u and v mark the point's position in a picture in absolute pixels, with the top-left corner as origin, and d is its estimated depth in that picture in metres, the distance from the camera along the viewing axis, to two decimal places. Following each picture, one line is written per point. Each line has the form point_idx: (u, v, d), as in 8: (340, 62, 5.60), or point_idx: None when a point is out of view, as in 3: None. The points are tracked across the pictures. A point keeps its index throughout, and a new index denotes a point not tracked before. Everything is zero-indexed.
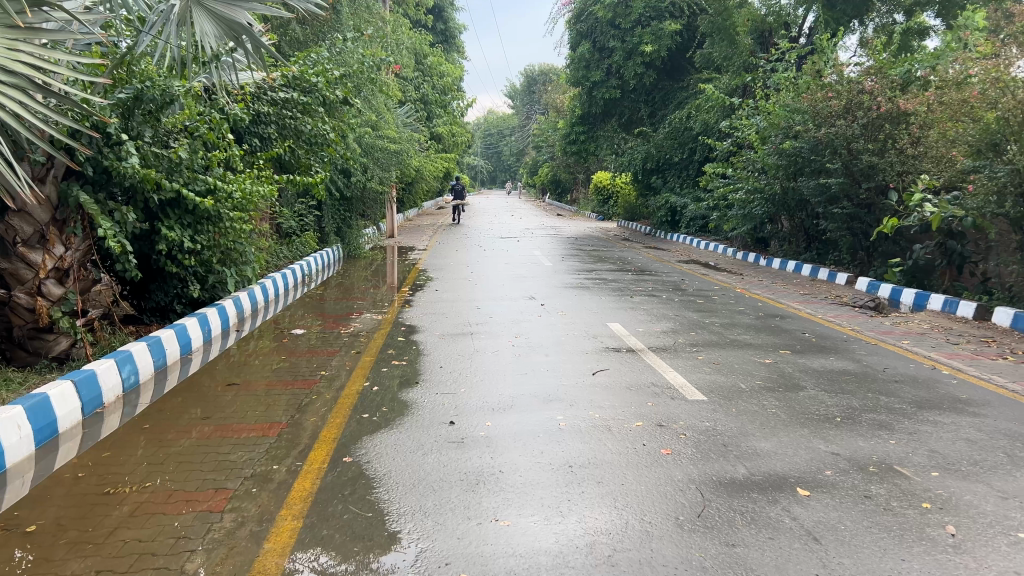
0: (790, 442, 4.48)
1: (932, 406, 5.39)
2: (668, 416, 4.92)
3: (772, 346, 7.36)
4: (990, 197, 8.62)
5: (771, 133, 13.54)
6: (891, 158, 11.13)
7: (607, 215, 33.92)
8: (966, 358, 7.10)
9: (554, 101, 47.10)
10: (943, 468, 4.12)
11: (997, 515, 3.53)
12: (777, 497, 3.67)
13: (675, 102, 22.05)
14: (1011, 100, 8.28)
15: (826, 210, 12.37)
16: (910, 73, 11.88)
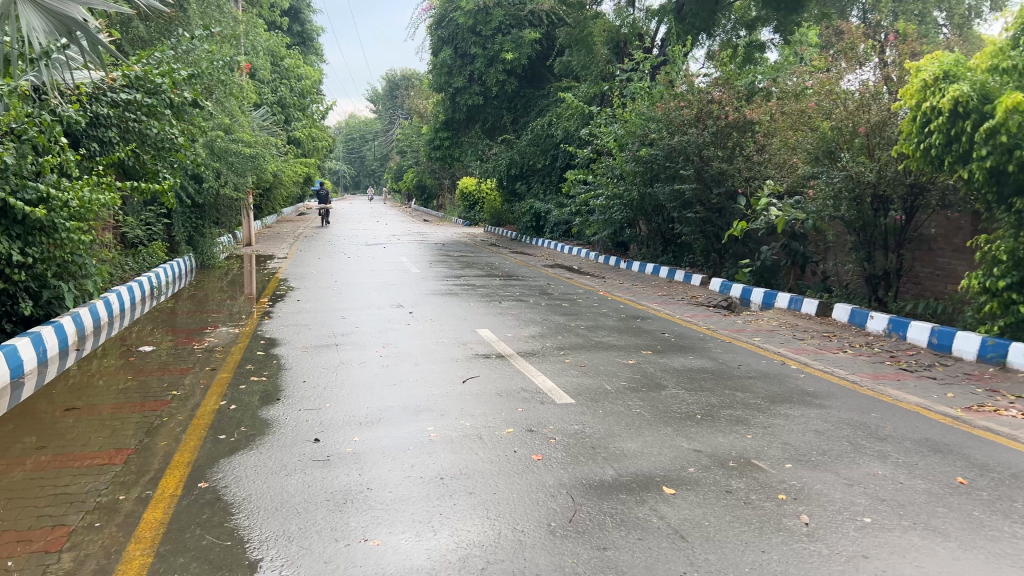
0: (655, 441, 4.59)
1: (783, 400, 5.69)
2: (537, 421, 4.93)
3: (635, 346, 7.56)
4: (827, 201, 9.20)
5: (628, 140, 13.98)
6: (739, 164, 11.76)
7: (472, 221, 34.12)
8: (812, 353, 7.55)
9: (416, 106, 46.88)
10: (795, 459, 4.34)
11: (844, 501, 3.75)
12: (645, 496, 3.74)
13: (537, 110, 22.52)
14: (843, 111, 8.94)
15: (681, 214, 12.87)
16: (754, 85, 12.60)
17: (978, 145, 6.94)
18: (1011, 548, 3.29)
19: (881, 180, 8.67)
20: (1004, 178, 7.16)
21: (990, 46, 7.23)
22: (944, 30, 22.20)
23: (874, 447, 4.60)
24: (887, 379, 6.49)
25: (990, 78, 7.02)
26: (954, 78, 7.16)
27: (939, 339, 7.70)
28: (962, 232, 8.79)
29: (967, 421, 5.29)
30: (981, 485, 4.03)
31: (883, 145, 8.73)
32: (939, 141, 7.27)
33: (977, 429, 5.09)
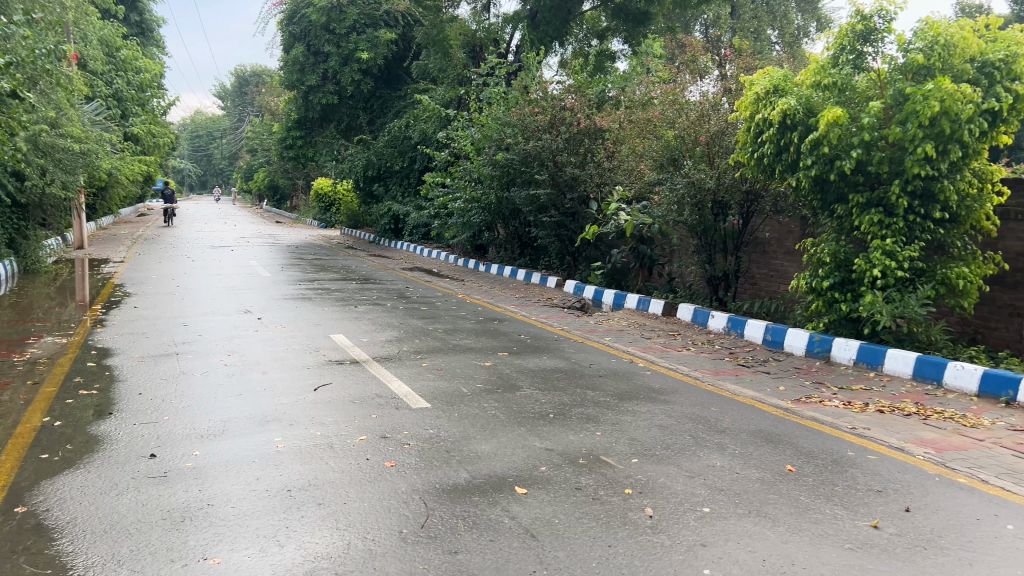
0: (508, 441, 4.64)
1: (631, 397, 5.90)
2: (391, 427, 4.87)
3: (491, 348, 7.63)
4: (671, 207, 9.65)
5: (484, 144, 14.11)
6: (590, 170, 12.04)
7: (329, 223, 33.36)
8: (658, 351, 7.88)
9: (266, 103, 45.32)
10: (641, 454, 4.51)
11: (686, 493, 3.93)
12: (497, 497, 3.77)
13: (394, 111, 22.35)
14: (686, 120, 9.38)
15: (536, 217, 13.09)
16: (604, 93, 13.03)
17: (804, 154, 7.47)
18: (832, 528, 3.56)
19: (720, 187, 9.18)
20: (827, 186, 7.73)
21: (814, 63, 7.81)
22: (776, 46, 23.77)
23: (713, 440, 4.85)
24: (726, 374, 6.87)
25: (814, 93, 7.60)
26: (783, 92, 7.70)
27: (772, 336, 8.25)
28: (793, 236, 9.43)
29: (796, 412, 5.69)
30: (807, 471, 4.35)
31: (721, 154, 9.24)
32: (771, 150, 7.77)
33: (805, 420, 5.48)
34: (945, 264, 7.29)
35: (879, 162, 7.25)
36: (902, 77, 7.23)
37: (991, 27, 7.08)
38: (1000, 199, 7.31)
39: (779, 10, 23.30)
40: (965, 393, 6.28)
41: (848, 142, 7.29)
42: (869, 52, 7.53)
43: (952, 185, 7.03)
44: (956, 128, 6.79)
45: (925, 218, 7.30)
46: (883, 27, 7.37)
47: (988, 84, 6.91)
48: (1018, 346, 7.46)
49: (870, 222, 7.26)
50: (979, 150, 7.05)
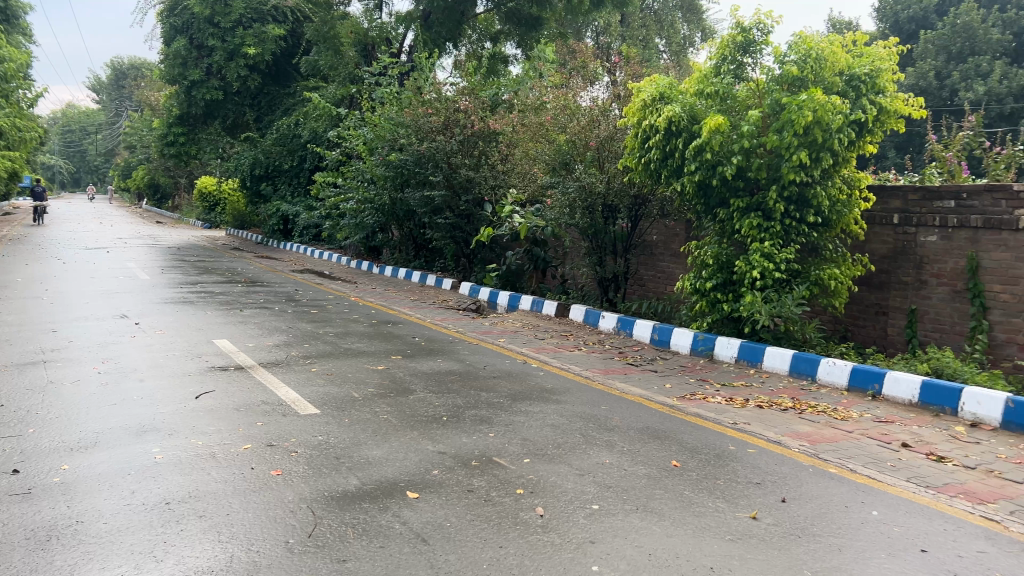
0: (400, 446, 4.59)
1: (524, 397, 5.94)
2: (278, 435, 4.73)
3: (383, 352, 7.53)
4: (563, 210, 9.76)
5: (377, 144, 13.95)
6: (484, 172, 12.12)
7: (214, 223, 32.15)
8: (550, 351, 7.98)
9: (146, 97, 43.26)
10: (533, 454, 4.55)
11: (576, 491, 3.99)
12: (387, 503, 3.72)
13: (283, 109, 21.78)
14: (578, 125, 9.56)
15: (430, 219, 13.02)
16: (497, 96, 13.10)
17: (689, 160, 7.74)
18: (714, 520, 3.69)
19: (610, 191, 9.40)
20: (710, 191, 8.03)
21: (698, 72, 8.09)
22: (664, 55, 24.46)
23: (603, 438, 4.96)
24: (616, 373, 7.03)
25: (697, 101, 7.88)
26: (669, 99, 7.95)
27: (660, 335, 8.49)
28: (678, 239, 9.89)
29: (682, 409, 5.88)
30: (692, 466, 4.50)
31: (611, 159, 9.45)
32: (657, 156, 8.00)
33: (690, 416, 5.68)
34: (818, 265, 7.71)
35: (758, 168, 7.58)
36: (779, 87, 7.58)
37: (858, 43, 7.53)
38: (867, 204, 7.80)
39: (666, 19, 24.06)
40: (837, 387, 6.65)
41: (729, 149, 7.59)
42: (748, 63, 7.87)
43: (823, 191, 7.45)
44: (827, 137, 7.19)
45: (800, 223, 7.68)
46: (762, 39, 7.71)
47: (855, 96, 7.36)
48: (883, 342, 7.98)
49: (750, 225, 7.58)
50: (847, 158, 7.50)
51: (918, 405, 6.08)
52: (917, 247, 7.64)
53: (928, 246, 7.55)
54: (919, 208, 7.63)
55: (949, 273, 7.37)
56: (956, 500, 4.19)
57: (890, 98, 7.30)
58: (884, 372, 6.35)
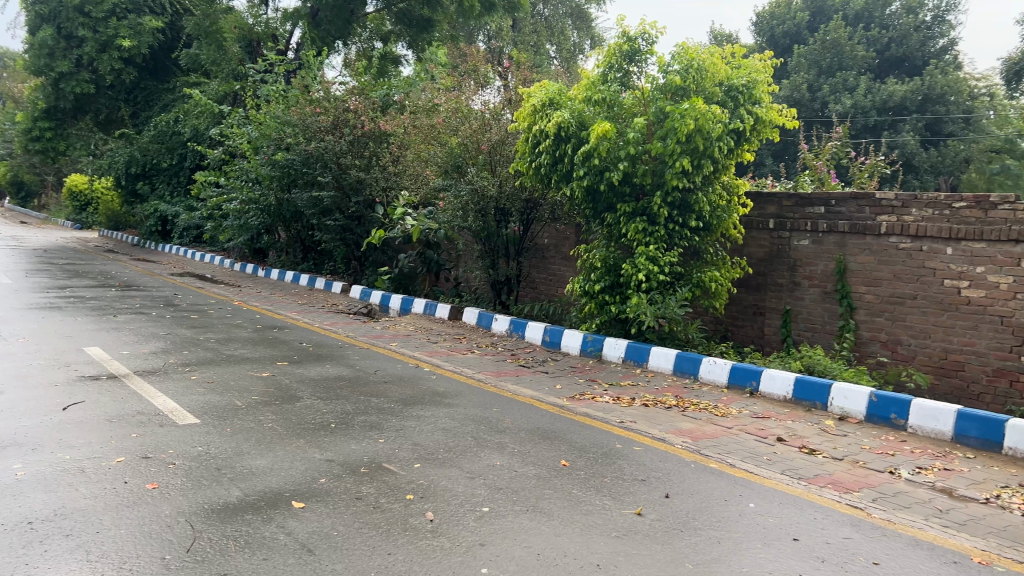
0: (286, 455, 4.46)
1: (415, 402, 5.90)
2: (155, 446, 4.51)
3: (269, 358, 7.31)
4: (456, 212, 9.76)
5: (263, 143, 13.55)
6: (375, 174, 11.98)
7: (84, 224, 30.40)
8: (442, 355, 7.96)
9: (8, 89, 40.50)
10: (423, 459, 4.52)
11: (466, 494, 3.99)
12: (272, 514, 3.61)
13: (161, 105, 20.85)
14: (470, 128, 9.57)
15: (319, 221, 12.73)
16: (388, 97, 12.95)
17: (577, 165, 7.89)
18: (601, 518, 3.77)
19: (501, 195, 9.48)
20: (598, 196, 8.21)
21: (585, 79, 8.24)
22: (554, 61, 24.78)
23: (494, 440, 4.98)
24: (507, 375, 7.07)
25: (586, 107, 8.03)
26: (558, 105, 8.07)
27: (550, 337, 8.61)
28: (569, 242, 10.11)
29: (571, 409, 5.98)
30: (580, 465, 4.58)
31: (502, 162, 9.52)
32: (547, 161, 8.11)
33: (579, 416, 5.78)
34: (700, 268, 8.02)
35: (643, 174, 7.82)
36: (662, 96, 7.84)
37: (737, 55, 7.87)
38: (744, 210, 8.16)
39: (557, 26, 24.47)
40: (717, 385, 6.92)
41: (616, 155, 7.80)
42: (634, 72, 8.10)
43: (704, 197, 7.75)
44: (708, 145, 7.49)
45: (683, 227, 7.95)
46: (646, 49, 7.97)
47: (734, 106, 7.70)
48: (761, 341, 8.37)
49: (636, 229, 7.79)
50: (726, 165, 7.82)
51: (791, 401, 6.41)
52: (791, 251, 8.06)
53: (800, 250, 7.97)
54: (793, 214, 8.04)
55: (820, 275, 7.81)
56: (825, 490, 4.44)
57: (766, 108, 7.67)
58: (760, 370, 6.66)
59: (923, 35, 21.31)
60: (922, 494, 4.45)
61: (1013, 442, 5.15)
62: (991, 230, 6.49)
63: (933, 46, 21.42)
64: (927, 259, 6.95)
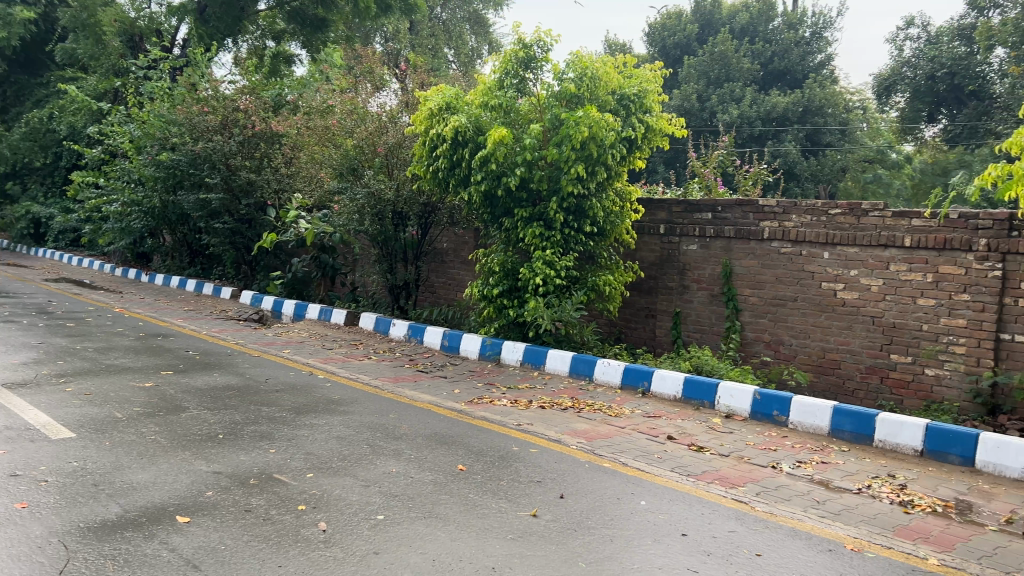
0: (170, 468, 4.28)
1: (308, 410, 5.77)
2: (24, 463, 4.24)
3: (152, 367, 6.99)
4: (352, 216, 9.62)
5: (146, 143, 12.97)
6: (267, 175, 11.73)
7: None
8: (338, 361, 7.82)
9: None
10: (316, 468, 4.43)
11: (360, 503, 3.93)
12: (154, 530, 3.46)
13: (34, 100, 19.64)
14: (365, 130, 9.43)
15: (207, 224, 12.26)
16: (280, 96, 12.63)
17: (474, 170, 7.91)
18: (496, 521, 3.79)
19: (398, 199, 9.39)
20: (495, 201, 8.26)
21: (482, 84, 8.24)
22: (453, 65, 24.73)
23: (389, 447, 4.92)
24: (405, 381, 7.01)
25: (482, 113, 8.06)
26: (454, 109, 8.05)
27: (449, 341, 8.58)
28: (467, 246, 10.16)
29: (469, 413, 5.98)
30: (476, 469, 4.59)
31: (399, 166, 9.43)
32: (444, 165, 8.08)
33: (476, 420, 5.79)
34: (595, 272, 8.19)
35: (539, 180, 7.92)
36: (558, 103, 7.96)
37: (628, 65, 8.07)
38: (636, 216, 8.40)
39: (455, 30, 24.51)
40: (612, 386, 7.08)
41: (513, 161, 7.87)
42: (530, 78, 8.20)
43: (599, 203, 7.92)
44: (601, 152, 7.66)
45: (579, 232, 8.10)
46: (541, 56, 8.08)
47: (626, 114, 7.90)
48: (653, 342, 8.61)
49: (533, 234, 7.88)
50: (619, 172, 8.02)
51: (681, 400, 6.62)
52: (680, 255, 8.33)
53: (689, 254, 8.25)
54: (682, 220, 8.31)
55: (707, 278, 8.10)
56: (712, 485, 4.61)
57: (656, 117, 7.91)
58: (652, 371, 6.85)
59: (802, 50, 22.48)
60: (801, 487, 4.69)
61: (883, 434, 5.49)
62: (863, 236, 6.90)
63: (812, 61, 22.61)
64: (805, 263, 7.33)
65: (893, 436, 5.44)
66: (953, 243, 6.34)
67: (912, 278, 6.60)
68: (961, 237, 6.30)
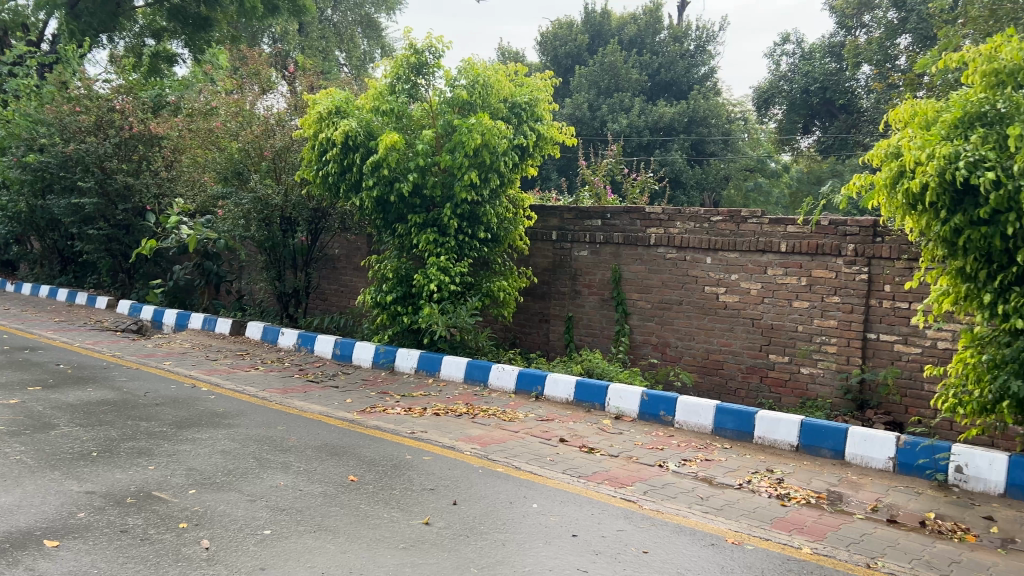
0: (37, 490, 4.03)
1: (190, 424, 5.55)
2: None
3: (18, 383, 6.55)
4: (237, 221, 9.30)
5: (11, 143, 12.14)
6: (146, 179, 11.25)
7: None
8: (223, 372, 7.55)
9: None
10: (199, 484, 4.27)
11: (246, 518, 3.81)
12: (19, 556, 3.25)
13: None
14: (251, 133, 9.14)
15: (79, 230, 11.66)
16: (160, 97, 12.09)
17: (366, 176, 7.81)
18: (388, 531, 3.75)
19: (287, 204, 9.18)
20: (387, 206, 8.18)
21: (373, 89, 8.15)
22: (344, 69, 24.41)
23: (277, 459, 4.79)
24: (294, 392, 6.82)
25: (373, 117, 7.96)
26: (344, 113, 7.92)
27: (340, 349, 8.44)
28: (360, 253, 10.03)
29: (361, 423, 5.89)
30: (368, 479, 4.53)
31: (287, 170, 9.22)
32: (334, 170, 7.93)
33: (368, 429, 5.72)
34: (489, 278, 8.24)
35: (432, 186, 7.90)
36: (450, 109, 7.98)
37: (519, 73, 8.18)
38: (529, 222, 8.50)
39: (345, 33, 24.16)
40: (506, 391, 7.14)
41: (405, 166, 7.82)
42: (422, 84, 8.17)
43: (492, 210, 7.98)
44: (494, 159, 7.71)
45: (472, 238, 8.12)
46: (433, 62, 8.07)
47: (518, 122, 7.99)
48: (546, 347, 8.73)
49: (427, 240, 7.85)
50: (512, 179, 8.09)
51: (573, 403, 6.74)
52: (572, 261, 8.49)
53: (580, 260, 8.42)
54: (574, 226, 8.48)
55: (598, 283, 8.29)
56: (601, 486, 4.71)
57: (547, 125, 8.05)
58: (544, 375, 6.94)
59: (687, 62, 23.33)
60: (686, 484, 4.86)
61: (762, 431, 5.75)
62: (743, 242, 7.22)
63: (696, 73, 23.51)
64: (689, 268, 7.60)
65: (771, 432, 5.71)
66: (823, 249, 6.73)
67: (788, 281, 6.96)
68: (831, 243, 6.68)
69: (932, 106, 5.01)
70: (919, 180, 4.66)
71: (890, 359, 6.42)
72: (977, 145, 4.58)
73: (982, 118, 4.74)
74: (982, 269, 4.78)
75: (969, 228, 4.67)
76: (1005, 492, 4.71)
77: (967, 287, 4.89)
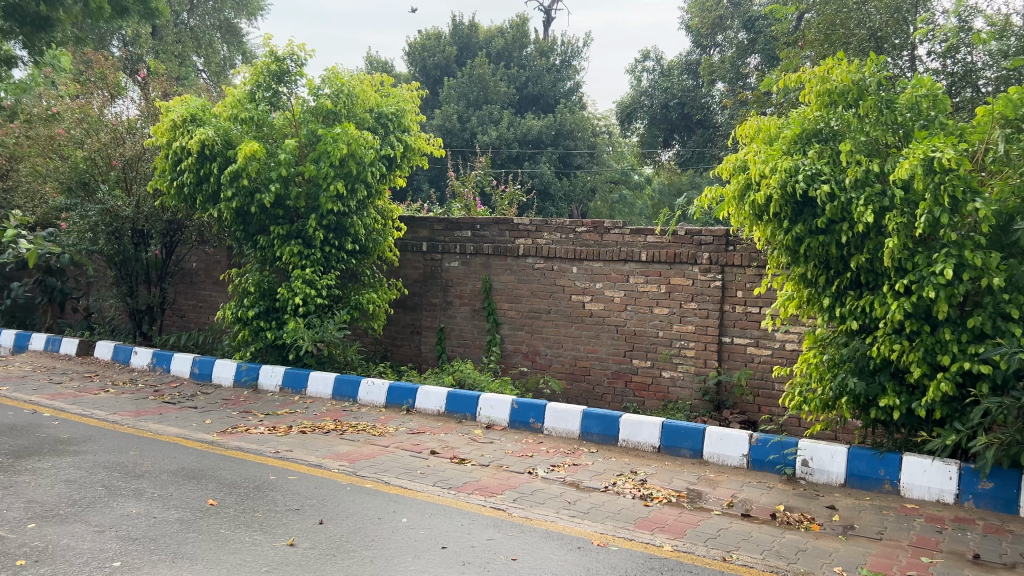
0: None
1: (30, 453, 5.14)
2: None
3: None
4: (83, 234, 8.72)
5: None
6: None
7: None
8: (69, 396, 7.05)
9: None
10: (39, 517, 3.96)
11: (93, 551, 3.57)
12: None
13: None
14: (97, 142, 8.59)
15: None
16: None
17: (223, 186, 7.52)
18: (250, 554, 3.62)
19: (139, 216, 8.72)
20: (248, 218, 7.91)
21: (231, 96, 7.87)
22: (202, 75, 23.50)
23: (129, 487, 4.52)
24: (148, 415, 6.45)
25: (232, 126, 7.69)
26: (200, 121, 7.62)
27: (199, 368, 8.05)
28: (219, 266, 9.63)
29: (221, 444, 5.65)
30: (229, 503, 4.35)
31: (138, 179, 8.74)
32: (190, 180, 7.59)
33: (230, 450, 5.49)
34: (357, 291, 8.10)
35: (296, 197, 7.70)
36: (313, 119, 7.82)
37: (385, 84, 8.11)
38: (399, 233, 8.43)
39: (204, 37, 23.11)
40: (375, 406, 7.03)
41: (266, 176, 7.60)
42: (283, 92, 7.94)
43: (359, 221, 7.86)
44: (361, 169, 7.59)
45: (340, 250, 7.95)
46: (295, 70, 7.88)
47: (384, 132, 7.91)
48: (418, 359, 8.67)
49: (291, 253, 7.65)
50: (380, 190, 7.98)
51: (444, 414, 6.73)
52: (442, 272, 8.48)
53: (451, 271, 8.43)
54: (444, 237, 8.48)
55: (469, 294, 8.32)
56: (472, 496, 4.73)
57: (414, 137, 8.02)
58: (415, 388, 6.89)
59: (553, 77, 23.92)
60: (554, 490, 4.95)
61: (626, 434, 5.94)
62: (607, 252, 7.44)
63: (562, 87, 24.12)
64: (557, 277, 7.77)
65: (634, 435, 5.91)
66: (680, 257, 7.04)
67: (649, 289, 7.24)
68: (687, 251, 7.01)
69: (774, 123, 5.36)
70: (764, 192, 4.96)
71: (743, 361, 6.79)
72: (814, 158, 4.97)
73: (819, 134, 5.18)
74: (821, 275, 5.14)
75: (810, 237, 5.00)
76: (845, 481, 5.07)
77: (809, 292, 5.24)
